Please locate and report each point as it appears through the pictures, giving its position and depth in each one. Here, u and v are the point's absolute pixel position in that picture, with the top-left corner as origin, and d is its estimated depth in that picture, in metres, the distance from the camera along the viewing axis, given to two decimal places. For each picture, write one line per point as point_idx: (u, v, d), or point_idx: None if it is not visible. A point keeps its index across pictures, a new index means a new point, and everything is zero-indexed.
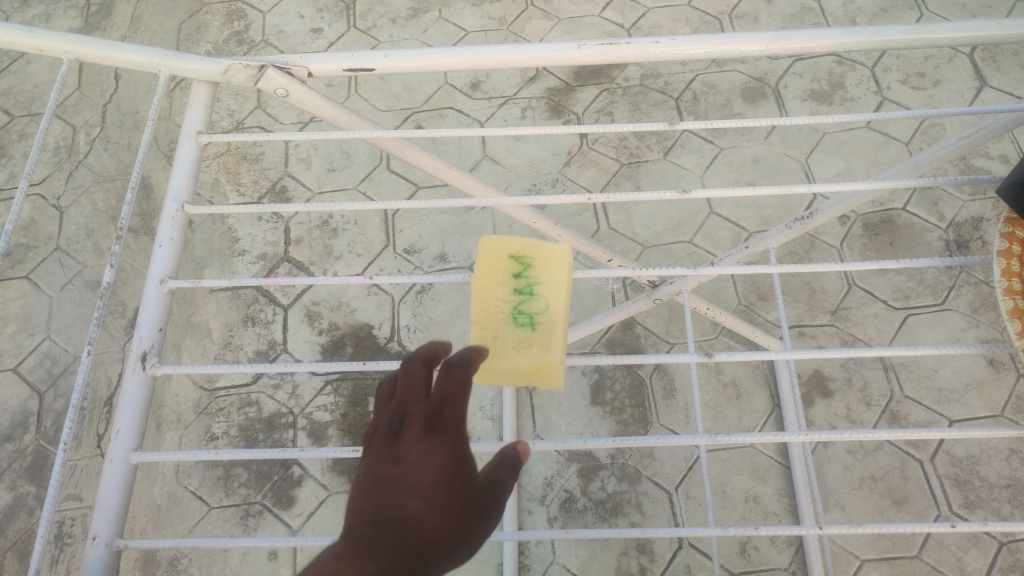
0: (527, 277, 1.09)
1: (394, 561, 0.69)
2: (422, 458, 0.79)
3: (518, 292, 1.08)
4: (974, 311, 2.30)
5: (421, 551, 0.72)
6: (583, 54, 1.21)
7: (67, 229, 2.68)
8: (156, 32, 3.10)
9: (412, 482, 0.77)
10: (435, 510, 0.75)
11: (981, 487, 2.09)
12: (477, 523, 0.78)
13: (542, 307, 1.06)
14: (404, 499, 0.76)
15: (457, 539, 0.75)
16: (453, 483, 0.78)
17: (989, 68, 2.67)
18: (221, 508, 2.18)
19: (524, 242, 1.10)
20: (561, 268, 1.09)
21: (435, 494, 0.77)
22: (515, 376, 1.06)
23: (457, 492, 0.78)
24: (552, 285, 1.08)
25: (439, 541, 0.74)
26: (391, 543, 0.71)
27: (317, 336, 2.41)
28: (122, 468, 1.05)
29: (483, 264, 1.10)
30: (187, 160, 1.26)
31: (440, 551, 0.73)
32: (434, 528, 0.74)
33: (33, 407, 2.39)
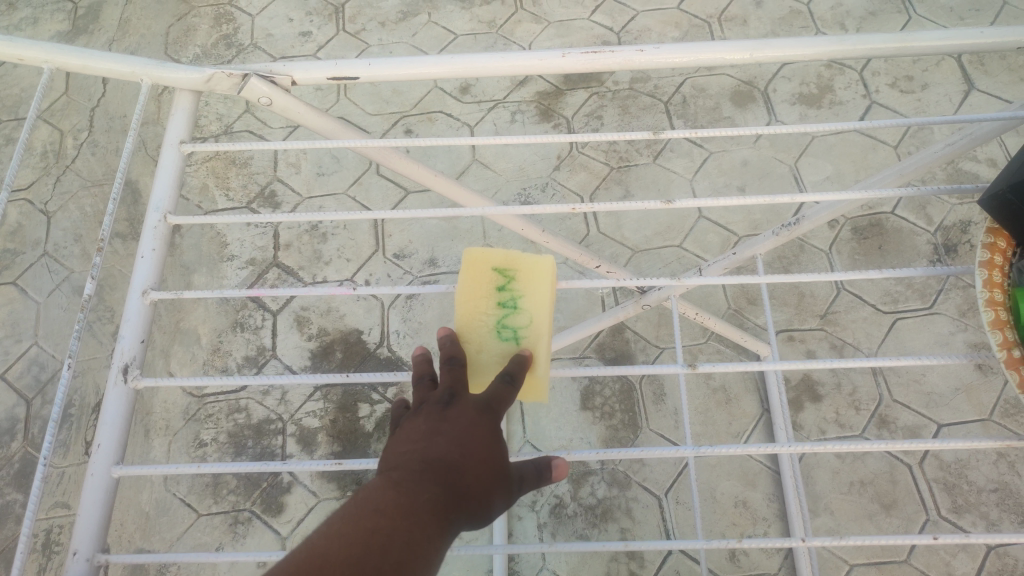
0: (511, 291, 1.08)
1: (443, 498, 0.81)
2: (468, 422, 0.90)
3: (503, 306, 1.07)
4: (962, 315, 2.30)
5: (466, 493, 0.84)
6: (568, 63, 1.19)
7: (54, 234, 2.67)
8: (144, 35, 3.09)
9: (458, 437, 0.88)
10: (477, 468, 0.86)
11: (969, 491, 2.09)
12: (508, 486, 0.89)
13: (526, 321, 1.06)
14: (450, 450, 0.86)
15: (494, 491, 0.87)
16: (494, 447, 0.89)
17: (977, 72, 2.68)
18: (210, 515, 2.18)
19: (507, 254, 1.08)
20: (545, 281, 1.07)
21: (479, 452, 0.88)
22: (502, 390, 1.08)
23: (497, 455, 0.89)
24: (536, 300, 1.07)
25: (478, 487, 0.85)
26: (442, 482, 0.82)
27: (306, 342, 2.40)
28: (103, 481, 1.04)
29: (466, 276, 1.09)
30: (170, 170, 1.25)
31: (480, 496, 0.85)
32: (477, 477, 0.86)
33: (20, 414, 2.38)
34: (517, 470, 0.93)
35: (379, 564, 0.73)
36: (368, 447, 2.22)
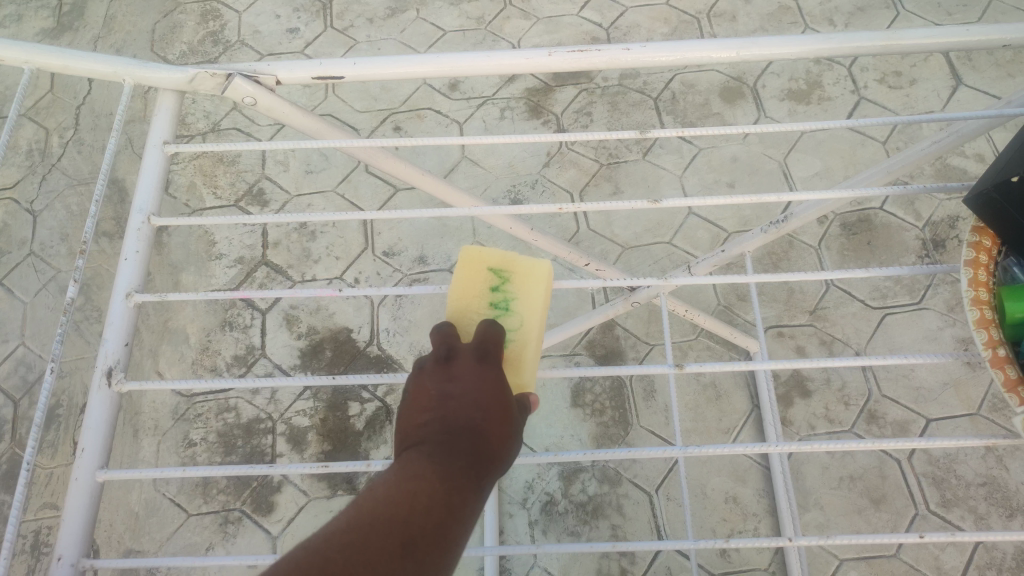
0: (504, 292, 1.06)
1: (475, 461, 0.74)
2: (477, 378, 0.82)
3: (494, 306, 1.05)
4: (950, 310, 2.31)
5: (494, 454, 0.77)
6: (554, 62, 1.19)
7: (40, 233, 2.65)
8: (130, 33, 3.06)
9: (473, 398, 0.80)
10: (498, 425, 0.79)
11: (958, 485, 2.10)
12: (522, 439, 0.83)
13: (516, 323, 1.03)
14: (468, 413, 0.78)
15: (514, 447, 0.80)
16: (507, 400, 0.82)
17: (965, 68, 2.68)
18: (199, 515, 2.17)
19: (505, 256, 1.08)
20: (540, 287, 1.06)
21: (497, 408, 0.80)
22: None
23: (510, 409, 0.82)
24: (528, 303, 1.05)
25: (504, 447, 0.78)
26: (471, 445, 0.75)
27: (296, 341, 2.40)
28: (87, 486, 1.03)
29: (462, 275, 1.08)
30: (153, 170, 1.24)
31: (504, 455, 0.78)
32: (499, 437, 0.78)
33: (8, 415, 2.37)
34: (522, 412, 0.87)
35: (423, 526, 0.67)
36: (359, 446, 2.22)
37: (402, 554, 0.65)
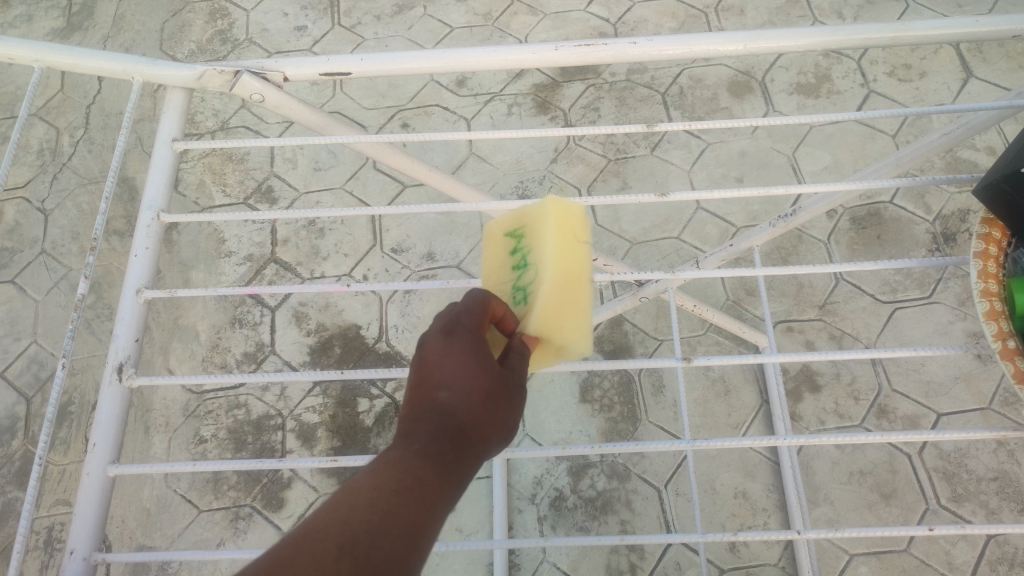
0: (521, 249, 1.01)
1: (434, 446, 0.74)
2: (443, 356, 0.81)
3: (517, 266, 1.01)
4: (961, 305, 2.30)
5: (459, 435, 0.76)
6: (560, 56, 1.19)
7: (52, 232, 2.67)
8: (139, 32, 3.07)
9: (436, 380, 0.80)
10: (464, 402, 0.78)
11: (969, 480, 2.09)
12: (508, 407, 0.81)
13: (531, 274, 0.96)
14: (435, 398, 0.79)
15: (489, 419, 0.79)
16: (478, 369, 0.81)
17: (975, 60, 2.66)
18: (210, 511, 2.18)
19: (517, 214, 1.04)
20: (546, 223, 0.97)
21: (466, 382, 0.79)
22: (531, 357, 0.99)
23: (481, 381, 0.80)
24: (540, 247, 0.97)
25: (474, 424, 0.78)
26: (432, 432, 0.76)
27: (305, 337, 2.40)
28: (99, 480, 1.04)
29: (488, 252, 1.07)
30: (162, 168, 1.25)
31: (476, 432, 0.78)
32: (468, 415, 0.78)
33: (21, 412, 2.39)
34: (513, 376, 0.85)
35: (369, 518, 0.67)
36: (367, 443, 2.23)
37: (342, 552, 0.64)
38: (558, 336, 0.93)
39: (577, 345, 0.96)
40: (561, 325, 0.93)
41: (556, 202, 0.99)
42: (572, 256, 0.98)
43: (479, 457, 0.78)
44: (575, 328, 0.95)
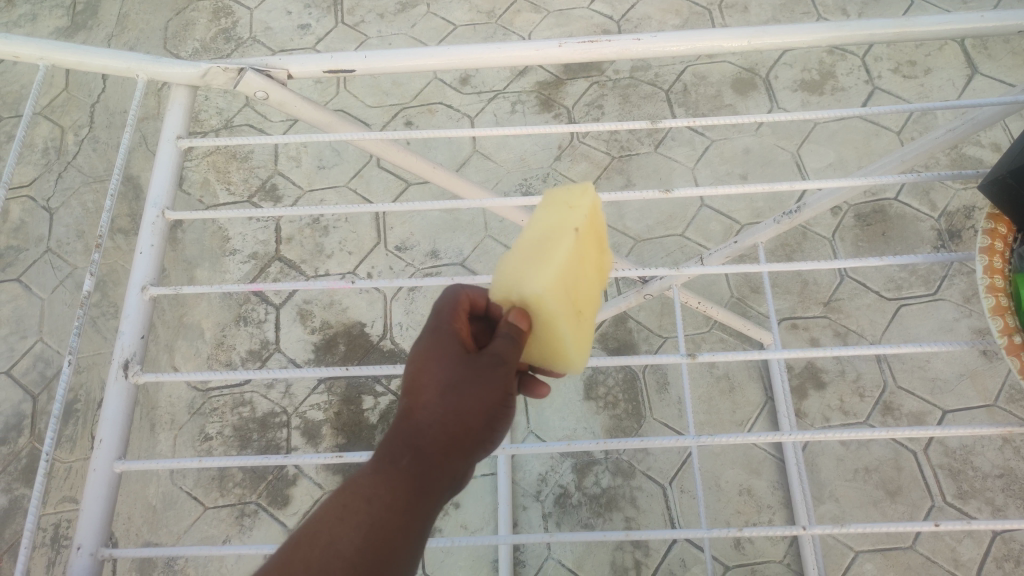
0: None
1: (388, 465, 0.81)
2: (411, 371, 0.88)
3: None
4: (967, 301, 2.29)
5: (416, 447, 0.82)
6: (564, 53, 1.19)
7: (57, 230, 2.68)
8: (143, 31, 3.08)
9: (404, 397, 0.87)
10: (427, 414, 0.84)
11: (975, 477, 2.09)
12: (478, 393, 0.83)
13: None
14: (404, 414, 0.86)
15: (453, 416, 0.83)
16: (435, 375, 0.86)
17: (980, 56, 2.66)
18: (216, 508, 2.19)
19: None
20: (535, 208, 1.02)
21: (424, 394, 0.85)
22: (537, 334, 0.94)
23: (441, 385, 0.85)
24: None
25: (434, 430, 0.82)
26: (392, 449, 0.82)
27: (310, 335, 2.41)
28: (106, 476, 1.05)
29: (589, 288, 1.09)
30: (167, 165, 1.25)
31: (439, 434, 0.82)
32: (426, 424, 0.83)
33: (27, 410, 2.40)
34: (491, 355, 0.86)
35: (311, 553, 0.76)
36: (372, 440, 2.23)
37: None
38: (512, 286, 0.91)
39: (529, 286, 0.88)
40: (510, 274, 0.91)
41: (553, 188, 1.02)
42: (549, 218, 0.97)
43: (449, 453, 0.82)
44: (529, 272, 0.90)
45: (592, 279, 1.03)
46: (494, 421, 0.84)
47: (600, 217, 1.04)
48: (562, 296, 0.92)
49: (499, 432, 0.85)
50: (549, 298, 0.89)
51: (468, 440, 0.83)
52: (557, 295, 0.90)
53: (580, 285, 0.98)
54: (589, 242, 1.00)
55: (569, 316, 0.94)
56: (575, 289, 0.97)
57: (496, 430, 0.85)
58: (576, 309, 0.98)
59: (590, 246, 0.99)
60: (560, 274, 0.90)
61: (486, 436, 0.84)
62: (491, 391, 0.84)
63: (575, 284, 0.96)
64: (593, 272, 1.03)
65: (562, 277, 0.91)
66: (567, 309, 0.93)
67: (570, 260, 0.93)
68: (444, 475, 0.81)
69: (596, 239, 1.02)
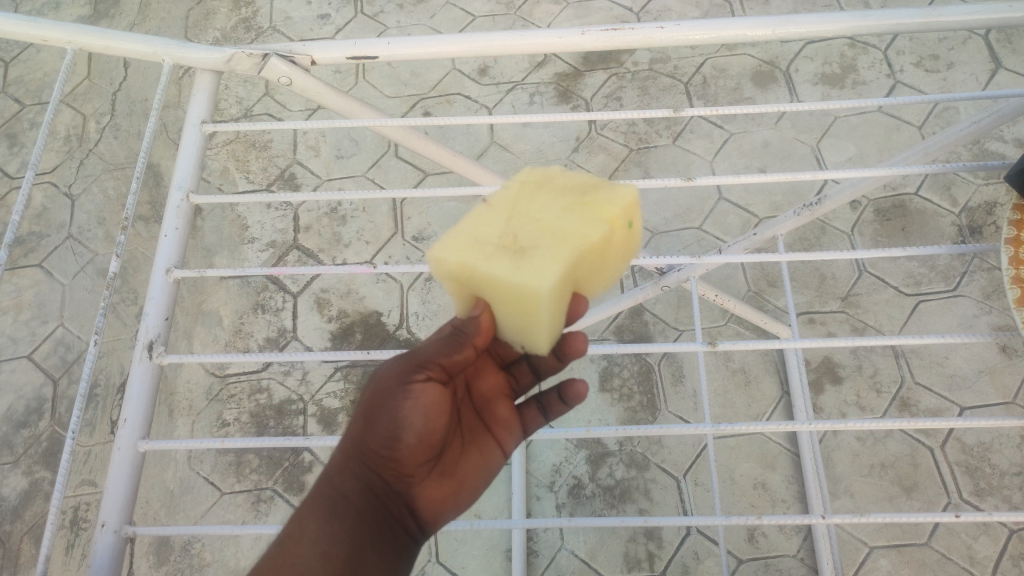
0: None
1: (326, 486, 0.92)
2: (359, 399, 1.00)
3: None
4: (987, 298, 2.27)
5: (345, 464, 0.92)
6: (587, 41, 1.19)
7: (78, 217, 2.71)
8: (164, 19, 3.10)
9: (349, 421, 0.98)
10: (355, 432, 0.94)
11: (992, 474, 2.07)
12: (386, 395, 0.92)
13: None
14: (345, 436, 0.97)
15: (370, 425, 0.92)
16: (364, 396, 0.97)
17: (1005, 50, 2.63)
18: (233, 493, 2.21)
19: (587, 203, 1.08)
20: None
21: (356, 413, 0.96)
22: (498, 298, 1.00)
23: (365, 400, 0.95)
24: None
25: (357, 442, 0.93)
26: (330, 473, 0.93)
27: (327, 324, 2.42)
28: (129, 455, 1.06)
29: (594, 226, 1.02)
30: (191, 150, 1.27)
31: (359, 445, 0.93)
32: (354, 439, 0.94)
33: (48, 394, 2.43)
34: (409, 358, 0.96)
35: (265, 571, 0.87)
36: None
37: None
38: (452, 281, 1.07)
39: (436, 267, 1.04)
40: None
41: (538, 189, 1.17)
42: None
43: (351, 465, 0.92)
44: None
45: (559, 216, 1.02)
46: (381, 418, 0.91)
47: (554, 173, 1.09)
48: (467, 249, 1.01)
49: (391, 430, 0.91)
50: (442, 256, 1.01)
51: (363, 448, 0.92)
52: (458, 250, 1.01)
53: (521, 228, 1.02)
54: (531, 198, 1.06)
55: (496, 257, 0.99)
56: (506, 236, 1.01)
57: (396, 426, 0.91)
58: (519, 249, 1.00)
59: (522, 198, 1.06)
60: (452, 236, 1.02)
61: (382, 439, 0.91)
62: (379, 390, 0.93)
63: (499, 232, 1.02)
64: (560, 211, 1.03)
65: (460, 235, 1.02)
66: (482, 253, 1.00)
67: (477, 218, 1.04)
68: (348, 488, 0.91)
69: (546, 190, 1.07)
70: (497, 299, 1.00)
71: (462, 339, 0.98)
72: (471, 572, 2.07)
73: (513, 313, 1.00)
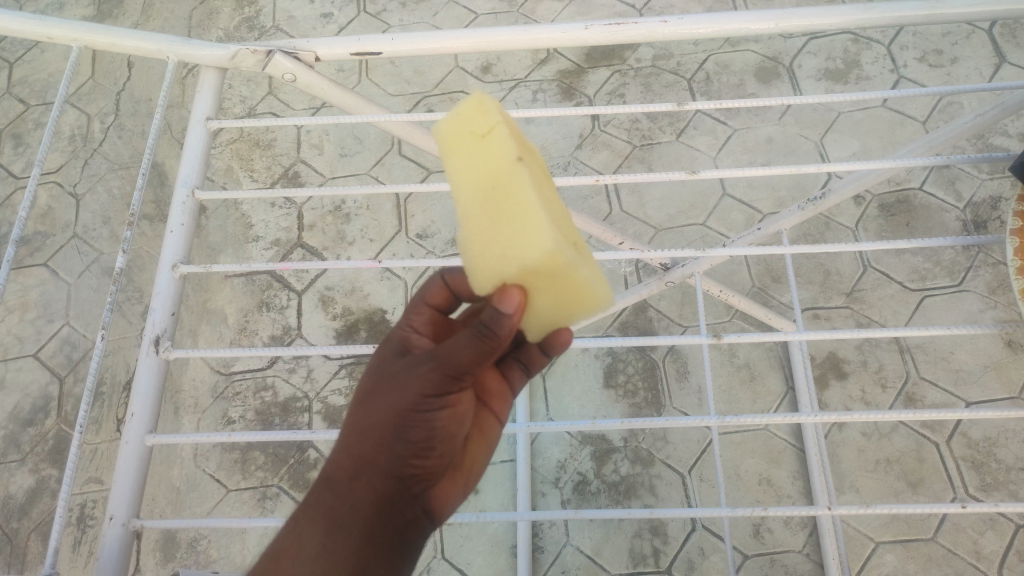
0: None
1: (334, 492, 0.86)
2: (367, 390, 0.92)
3: None
4: (991, 293, 2.27)
5: (356, 471, 0.87)
6: (590, 35, 1.19)
7: (83, 216, 2.72)
8: (168, 19, 3.11)
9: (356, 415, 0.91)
10: (370, 436, 0.87)
11: (998, 469, 2.07)
12: (414, 407, 0.85)
13: None
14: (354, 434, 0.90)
15: (392, 434, 0.86)
16: (379, 395, 0.89)
17: (1009, 45, 2.62)
18: (238, 490, 2.21)
19: None
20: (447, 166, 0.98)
21: (371, 414, 0.88)
22: (557, 296, 0.90)
23: (384, 402, 0.88)
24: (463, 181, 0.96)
25: (374, 448, 0.87)
26: (339, 475, 0.87)
27: (332, 321, 2.43)
28: (137, 449, 1.07)
29: None
30: (196, 146, 1.27)
31: (377, 452, 0.87)
32: (370, 445, 0.87)
33: (54, 392, 2.44)
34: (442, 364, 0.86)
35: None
36: None
37: None
38: (509, 267, 0.87)
39: (533, 256, 0.84)
40: (499, 258, 0.88)
41: (446, 125, 0.97)
42: (482, 163, 0.92)
43: (365, 474, 0.86)
44: (528, 240, 0.85)
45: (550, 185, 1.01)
46: (409, 429, 0.86)
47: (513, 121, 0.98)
48: (568, 241, 0.88)
49: (422, 441, 0.86)
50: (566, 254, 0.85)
51: (384, 457, 0.86)
52: (567, 243, 0.86)
53: (561, 208, 0.96)
54: (527, 153, 0.96)
55: (580, 249, 0.92)
56: (560, 217, 0.94)
57: (421, 441, 0.86)
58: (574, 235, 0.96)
59: (530, 156, 0.95)
60: (552, 221, 0.86)
61: (407, 450, 0.86)
62: (403, 397, 0.86)
63: (557, 211, 0.93)
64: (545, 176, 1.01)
65: (555, 221, 0.87)
66: (573, 243, 0.90)
67: (542, 192, 0.89)
68: (360, 498, 0.85)
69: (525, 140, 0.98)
70: (561, 301, 0.91)
71: (493, 344, 0.81)
72: (477, 568, 2.07)
73: (562, 314, 0.93)
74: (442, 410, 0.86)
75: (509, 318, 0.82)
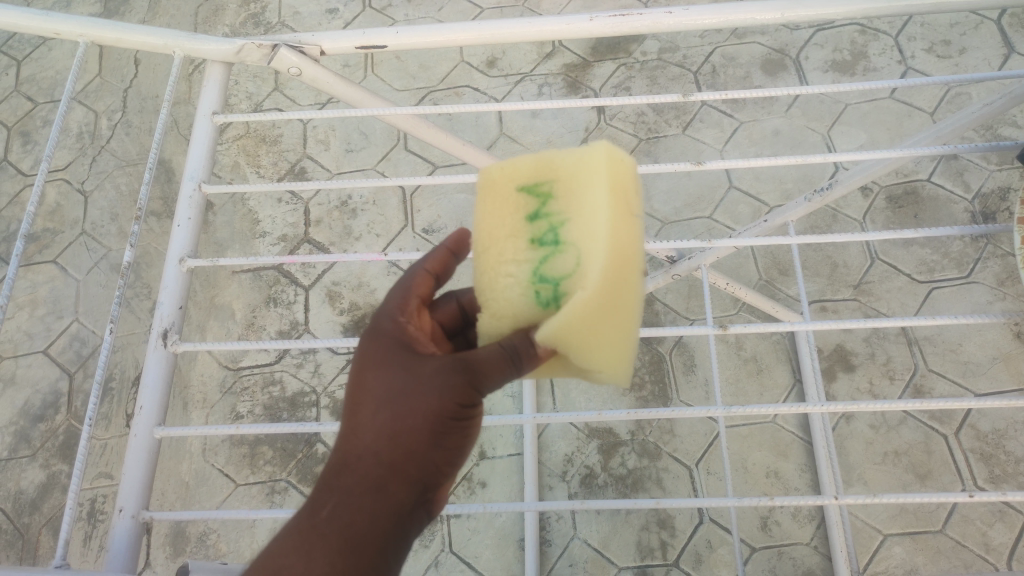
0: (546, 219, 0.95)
1: (348, 502, 0.81)
2: (382, 389, 0.86)
3: (538, 240, 0.94)
4: (1000, 284, 2.25)
5: (379, 480, 0.82)
6: (595, 27, 1.18)
7: (91, 213, 2.73)
8: (174, 16, 3.11)
9: (372, 416, 0.85)
10: (394, 444, 0.83)
11: (1007, 461, 2.06)
12: (449, 416, 0.84)
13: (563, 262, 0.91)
14: (366, 438, 0.84)
15: (422, 444, 0.83)
16: (405, 399, 0.84)
17: (1017, 35, 2.60)
18: (247, 485, 2.22)
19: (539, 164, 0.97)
20: (599, 195, 0.88)
21: (397, 419, 0.83)
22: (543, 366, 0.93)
23: (414, 409, 0.83)
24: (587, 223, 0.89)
25: (401, 458, 0.82)
26: (355, 483, 0.82)
27: (339, 316, 2.43)
28: (145, 442, 1.07)
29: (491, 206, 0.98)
30: (202, 141, 1.27)
31: (403, 461, 0.82)
32: (394, 455, 0.82)
33: (63, 388, 2.45)
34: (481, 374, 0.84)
35: None
36: None
37: None
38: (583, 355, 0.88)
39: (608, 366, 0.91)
40: (595, 340, 0.87)
41: (619, 167, 0.91)
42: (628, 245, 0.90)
43: (388, 484, 0.82)
44: (615, 352, 0.91)
45: None
46: (443, 437, 0.84)
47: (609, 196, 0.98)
48: None
49: (452, 447, 0.85)
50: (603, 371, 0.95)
51: (414, 467, 0.83)
52: None
53: None
54: None
55: None
56: None
57: (450, 446, 0.85)
58: None
59: None
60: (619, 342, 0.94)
61: (439, 459, 0.84)
62: (438, 401, 0.83)
63: None
64: None
65: None
66: None
67: None
68: (382, 510, 0.81)
69: None
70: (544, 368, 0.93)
71: (519, 362, 0.85)
72: (485, 561, 2.08)
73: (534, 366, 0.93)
74: (469, 418, 0.86)
75: (538, 358, 0.86)
